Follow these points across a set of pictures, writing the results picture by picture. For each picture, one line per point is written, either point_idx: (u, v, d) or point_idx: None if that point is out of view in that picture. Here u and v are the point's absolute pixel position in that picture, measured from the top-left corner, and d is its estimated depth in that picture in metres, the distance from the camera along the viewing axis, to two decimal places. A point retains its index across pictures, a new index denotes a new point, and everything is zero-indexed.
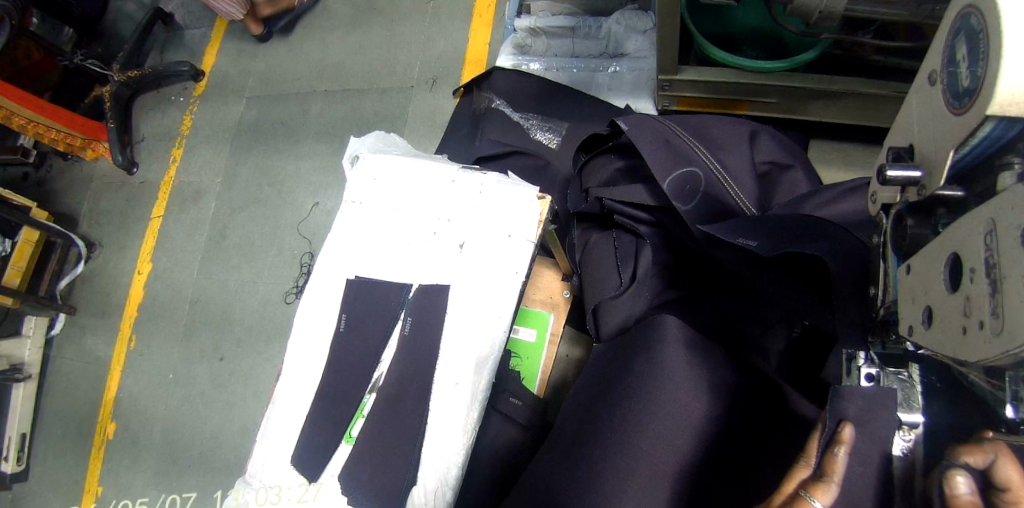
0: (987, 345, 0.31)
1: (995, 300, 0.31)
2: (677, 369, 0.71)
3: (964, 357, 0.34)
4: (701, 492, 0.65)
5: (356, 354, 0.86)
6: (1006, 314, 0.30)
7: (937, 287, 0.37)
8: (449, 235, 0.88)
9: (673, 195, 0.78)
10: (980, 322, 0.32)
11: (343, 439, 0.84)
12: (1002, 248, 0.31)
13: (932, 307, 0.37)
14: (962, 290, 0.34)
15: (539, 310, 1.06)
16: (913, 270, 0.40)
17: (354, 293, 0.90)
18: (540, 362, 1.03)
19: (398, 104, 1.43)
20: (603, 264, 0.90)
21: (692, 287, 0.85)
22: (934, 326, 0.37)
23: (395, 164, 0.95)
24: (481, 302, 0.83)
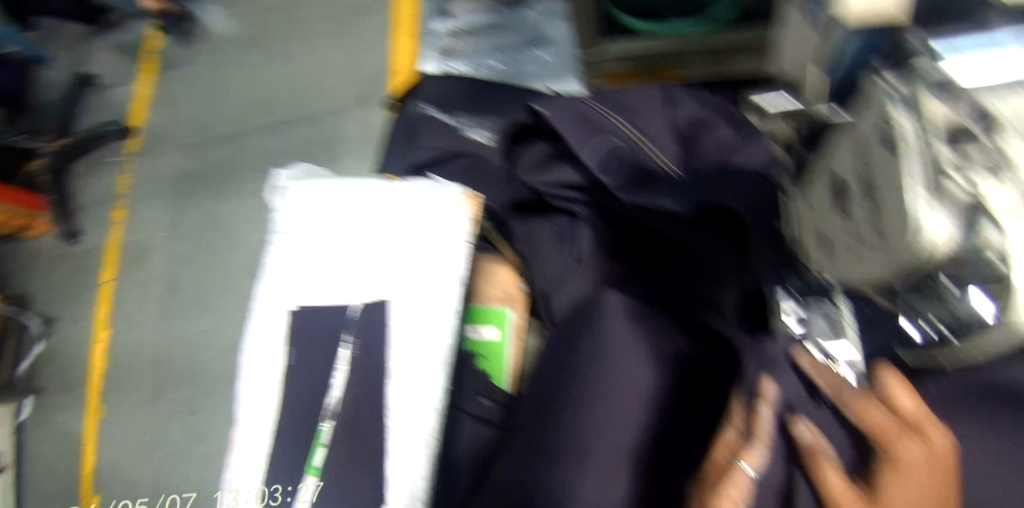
0: (872, 262, 0.45)
1: (869, 214, 0.45)
2: (620, 346, 0.72)
3: (870, 269, 0.44)
4: (658, 464, 0.66)
5: (309, 384, 0.83)
6: (886, 228, 0.42)
7: (835, 220, 0.52)
8: (381, 249, 0.85)
9: (597, 168, 0.77)
10: (874, 235, 0.44)
11: (306, 471, 0.81)
12: (880, 177, 0.43)
13: (823, 231, 0.55)
14: (857, 207, 0.47)
15: (496, 307, 0.89)
16: (814, 206, 0.58)
17: (297, 324, 0.86)
18: (507, 361, 0.89)
19: (331, 125, 1.41)
20: (541, 248, 0.86)
21: (638, 261, 0.80)
22: (839, 232, 0.52)
23: (321, 187, 0.91)
24: (425, 312, 0.81)
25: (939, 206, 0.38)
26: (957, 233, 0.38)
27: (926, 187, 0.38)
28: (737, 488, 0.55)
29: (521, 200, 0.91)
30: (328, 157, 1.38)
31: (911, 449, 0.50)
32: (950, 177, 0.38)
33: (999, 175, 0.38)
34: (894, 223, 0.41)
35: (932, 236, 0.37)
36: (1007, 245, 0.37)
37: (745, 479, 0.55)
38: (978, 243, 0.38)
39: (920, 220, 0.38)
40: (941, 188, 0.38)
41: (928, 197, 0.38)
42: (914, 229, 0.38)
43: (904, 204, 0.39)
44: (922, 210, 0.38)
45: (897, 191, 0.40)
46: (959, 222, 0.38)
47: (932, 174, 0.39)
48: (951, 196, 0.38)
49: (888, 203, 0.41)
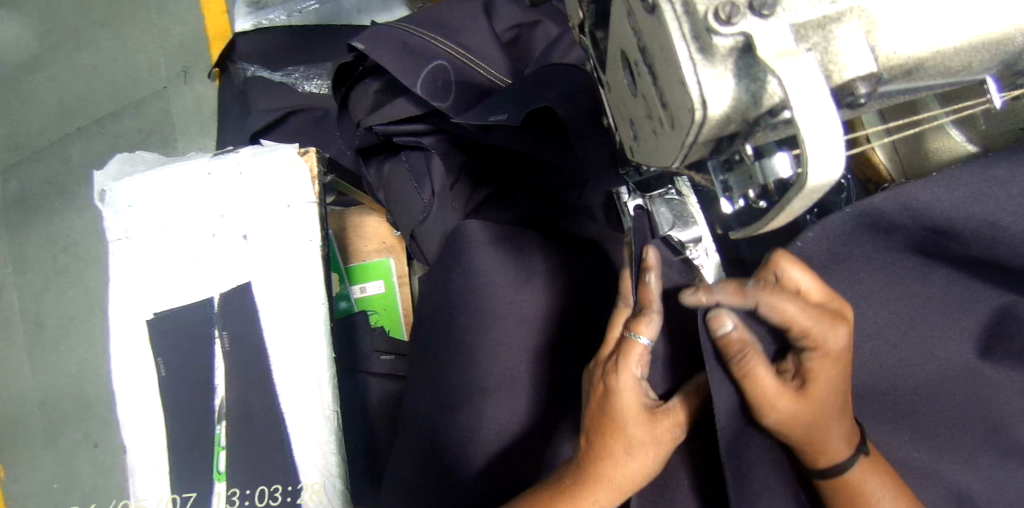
0: (671, 137, 0.34)
1: (657, 90, 0.34)
2: (494, 273, 0.74)
3: (664, 155, 0.37)
4: (547, 373, 0.71)
5: (191, 387, 0.78)
6: (668, 102, 0.33)
7: (632, 103, 0.39)
8: (228, 231, 0.79)
9: (430, 96, 0.76)
10: (660, 117, 0.35)
11: (214, 479, 0.77)
12: (643, 31, 0.34)
13: (633, 120, 0.40)
14: (642, 88, 0.36)
15: (378, 259, 1.08)
16: (613, 88, 0.42)
17: (160, 332, 0.79)
18: (398, 307, 1.05)
19: (159, 109, 1.35)
20: (401, 192, 0.88)
21: (501, 180, 0.85)
22: (639, 134, 0.40)
23: (146, 181, 0.81)
24: (293, 284, 0.77)
25: (718, 53, 0.31)
26: (740, 89, 0.31)
27: (685, 36, 0.31)
28: (635, 361, 0.54)
29: (365, 144, 0.88)
30: (166, 144, 1.34)
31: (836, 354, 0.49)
32: (710, 26, 0.30)
33: (769, 12, 0.31)
34: (671, 94, 0.32)
35: (699, 106, 0.30)
36: (814, 107, 0.28)
37: (641, 351, 0.54)
38: (765, 102, 0.32)
39: (692, 84, 0.30)
40: (705, 49, 0.31)
41: (699, 55, 0.31)
42: (691, 100, 0.30)
43: (672, 64, 0.31)
44: (699, 73, 0.30)
45: (662, 51, 0.32)
46: (734, 71, 0.31)
47: (694, 25, 0.31)
48: (721, 45, 0.31)
49: (672, 63, 0.31)
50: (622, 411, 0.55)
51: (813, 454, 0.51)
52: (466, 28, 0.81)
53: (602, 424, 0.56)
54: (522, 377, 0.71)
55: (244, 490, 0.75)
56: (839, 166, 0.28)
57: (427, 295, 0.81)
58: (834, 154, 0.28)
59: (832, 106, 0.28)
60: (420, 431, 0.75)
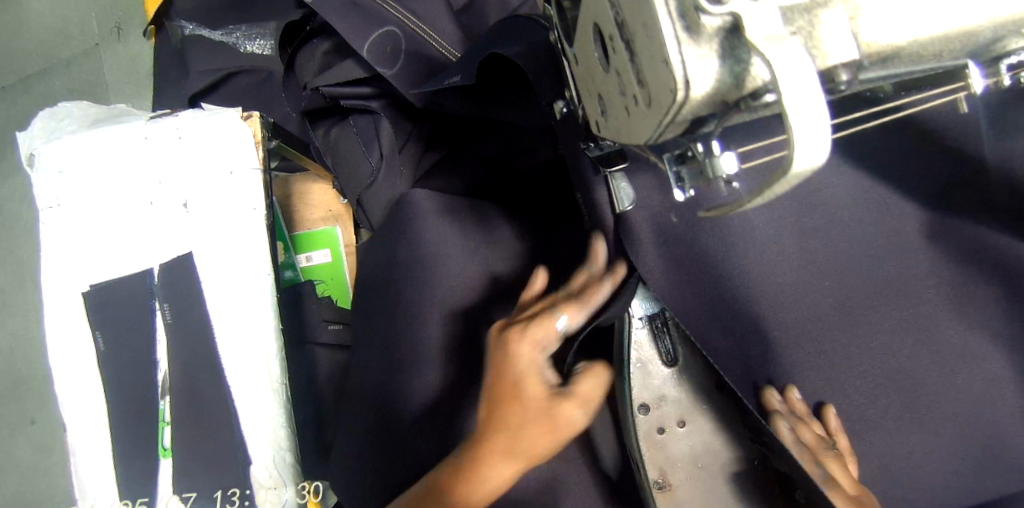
0: (646, 122, 0.29)
1: (636, 68, 0.28)
2: (439, 241, 0.73)
3: (634, 137, 0.31)
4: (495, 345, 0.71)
5: (129, 360, 0.76)
6: (647, 81, 0.27)
7: (600, 78, 0.33)
8: (167, 199, 0.76)
9: (375, 61, 0.75)
10: (634, 99, 0.29)
11: (159, 455, 0.76)
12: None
13: (602, 94, 0.34)
14: (613, 64, 0.30)
15: (322, 228, 1.06)
16: (578, 58, 0.36)
17: (98, 304, 0.76)
18: (344, 277, 1.04)
19: (91, 68, 1.26)
20: (348, 152, 0.87)
21: (450, 146, 0.85)
22: (607, 113, 0.34)
23: (77, 144, 0.77)
24: (240, 256, 0.75)
25: (705, 32, 0.25)
26: (723, 71, 0.26)
27: (671, 12, 0.25)
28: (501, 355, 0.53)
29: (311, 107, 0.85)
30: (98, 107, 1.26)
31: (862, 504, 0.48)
32: (699, 3, 0.25)
33: None
34: (651, 74, 0.26)
35: (682, 88, 0.25)
36: (810, 87, 0.23)
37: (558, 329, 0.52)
38: (747, 85, 0.27)
39: (675, 65, 0.25)
40: (694, 27, 0.25)
41: (684, 33, 0.25)
42: (674, 80, 0.25)
43: (654, 41, 0.25)
44: (684, 54, 0.25)
45: (643, 26, 0.26)
46: (720, 53, 0.26)
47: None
48: (708, 25, 0.25)
49: (653, 38, 0.25)
50: (507, 366, 0.53)
51: None
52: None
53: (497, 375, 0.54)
54: (470, 350, 0.71)
55: (245, 490, 0.75)
56: (824, 154, 0.23)
57: (372, 263, 0.80)
58: (818, 140, 0.23)
59: (819, 93, 0.23)
60: (365, 401, 0.74)
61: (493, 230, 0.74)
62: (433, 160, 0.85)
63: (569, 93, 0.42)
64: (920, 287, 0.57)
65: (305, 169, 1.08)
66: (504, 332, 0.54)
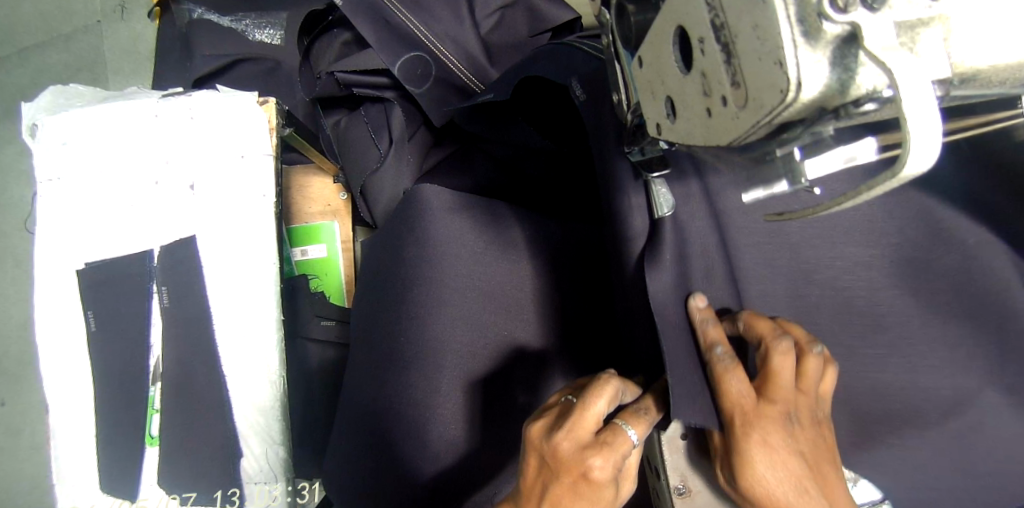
0: (734, 123, 0.30)
1: (731, 69, 0.29)
2: (449, 239, 0.71)
3: (713, 138, 0.32)
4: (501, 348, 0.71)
5: (121, 343, 0.74)
6: (745, 81, 0.28)
7: (674, 80, 0.34)
8: (173, 179, 0.74)
9: (406, 80, 0.81)
10: (721, 99, 0.30)
11: (146, 443, 0.74)
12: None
13: (674, 96, 0.35)
14: (697, 66, 0.31)
15: (320, 221, 1.04)
16: (645, 61, 0.38)
17: (93, 282, 0.74)
18: (339, 271, 1.02)
19: (90, 45, 1.24)
20: (356, 142, 0.88)
21: (460, 144, 0.87)
22: (677, 115, 0.35)
23: (85, 118, 0.75)
24: (245, 243, 0.74)
25: (823, 39, 0.26)
26: (833, 77, 0.26)
27: (790, 17, 0.26)
28: (586, 493, 0.49)
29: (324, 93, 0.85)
30: (93, 85, 1.23)
31: (781, 401, 0.49)
32: (822, 9, 0.26)
33: (879, 6, 0.27)
34: (752, 74, 0.27)
35: (793, 89, 0.26)
36: (917, 97, 0.25)
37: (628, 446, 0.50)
38: (852, 92, 0.27)
39: (790, 65, 0.26)
40: (812, 32, 0.26)
41: (802, 38, 0.26)
42: (785, 81, 0.26)
43: (767, 42, 0.26)
44: (799, 57, 0.26)
45: (754, 27, 0.27)
46: (831, 60, 0.26)
47: (801, 5, 0.26)
48: (829, 33, 0.26)
49: (767, 40, 0.26)
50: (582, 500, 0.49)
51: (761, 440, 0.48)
52: (446, 18, 0.83)
53: (559, 496, 0.49)
54: (474, 352, 0.70)
55: (245, 491, 0.73)
56: (932, 158, 0.25)
57: (375, 257, 0.79)
58: (930, 144, 0.25)
59: (934, 106, 0.25)
60: (362, 398, 0.73)
61: (508, 233, 0.73)
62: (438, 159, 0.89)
63: (620, 97, 0.46)
64: (902, 313, 0.61)
65: (305, 161, 1.06)
66: (588, 474, 0.48)
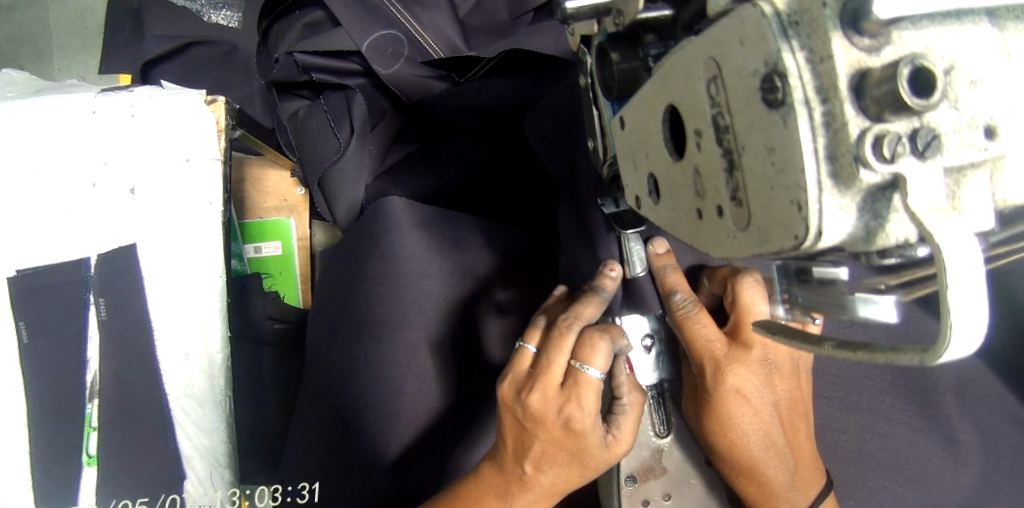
0: (729, 238, 0.27)
1: (731, 182, 0.26)
2: (413, 254, 0.67)
3: (702, 240, 0.30)
4: (459, 385, 0.64)
5: (51, 355, 0.68)
6: (749, 204, 0.25)
7: (659, 160, 0.32)
8: (113, 182, 0.68)
9: (371, 58, 0.70)
10: (717, 207, 0.27)
11: (84, 463, 0.69)
12: (730, 98, 0.25)
13: (659, 178, 0.32)
14: (689, 158, 0.29)
15: (276, 217, 0.96)
16: (630, 127, 0.35)
17: (22, 291, 0.68)
18: (296, 272, 0.96)
19: (36, 14, 1.14)
20: (316, 134, 0.78)
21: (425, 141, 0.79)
22: (660, 198, 0.33)
23: (16, 110, 0.68)
24: (190, 254, 0.68)
25: (856, 187, 0.21)
26: (858, 225, 0.22)
27: (819, 153, 0.21)
28: (573, 442, 0.43)
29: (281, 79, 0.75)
30: (38, 58, 1.14)
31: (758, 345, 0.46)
32: (862, 153, 0.21)
33: (931, 154, 0.21)
34: (758, 198, 0.24)
35: (811, 239, 0.22)
36: (969, 268, 0.20)
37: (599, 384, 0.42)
38: (877, 242, 0.23)
39: (812, 212, 0.22)
40: (843, 176, 0.21)
41: (829, 180, 0.21)
42: (802, 230, 0.22)
43: (782, 176, 0.22)
44: (822, 202, 0.21)
45: (767, 149, 0.23)
46: (859, 207, 0.22)
47: (832, 142, 0.21)
48: (866, 182, 0.21)
49: (786, 172, 0.22)
50: (566, 449, 0.44)
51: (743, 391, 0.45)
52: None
53: (545, 450, 0.44)
54: (433, 383, 0.64)
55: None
56: (974, 343, 0.21)
57: (335, 275, 0.73)
58: (973, 327, 0.20)
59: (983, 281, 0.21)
60: (308, 411, 0.69)
61: (474, 253, 0.69)
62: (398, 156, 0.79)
63: (596, 145, 0.44)
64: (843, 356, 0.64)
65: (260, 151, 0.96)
66: (574, 423, 0.42)
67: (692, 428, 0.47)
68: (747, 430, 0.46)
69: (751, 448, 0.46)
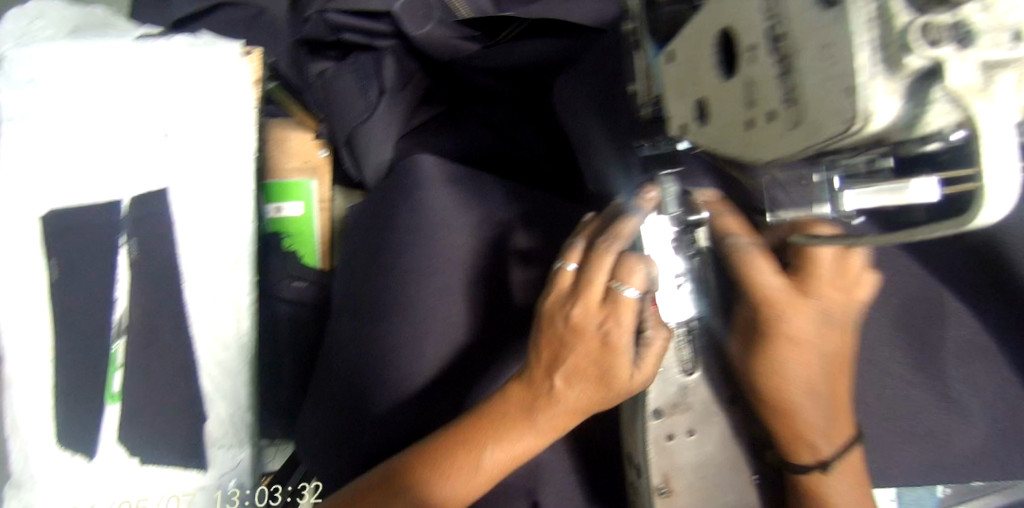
0: (780, 140, 0.30)
1: (783, 85, 0.28)
2: (441, 206, 0.69)
3: (752, 151, 0.32)
4: (483, 329, 0.66)
5: (83, 294, 0.70)
6: (803, 100, 0.27)
7: (709, 81, 0.35)
8: (147, 126, 0.69)
9: (403, 16, 0.71)
10: (769, 113, 0.30)
11: (106, 400, 0.70)
12: (788, 9, 0.27)
13: (709, 101, 0.35)
14: (742, 73, 0.31)
15: (298, 179, 0.93)
16: (677, 58, 0.37)
17: (57, 230, 0.70)
18: (314, 232, 0.92)
19: None
20: (344, 89, 0.77)
21: (450, 104, 0.82)
22: (707, 120, 0.35)
23: (52, 52, 0.70)
24: (219, 200, 0.69)
25: (903, 72, 0.24)
26: (903, 111, 0.25)
27: (871, 44, 0.24)
28: (605, 358, 0.46)
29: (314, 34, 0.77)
30: None
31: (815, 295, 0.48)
32: (910, 41, 0.23)
33: (967, 45, 0.23)
34: (811, 94, 0.27)
35: (861, 120, 0.25)
36: (1000, 145, 0.24)
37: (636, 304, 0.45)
38: (918, 129, 0.26)
39: (866, 94, 0.24)
40: (895, 64, 0.24)
41: (880, 67, 0.24)
42: (852, 113, 0.25)
43: (837, 66, 0.25)
44: (876, 86, 0.24)
45: (822, 46, 0.26)
46: (906, 95, 0.25)
47: (884, 33, 0.24)
48: (911, 66, 0.23)
49: (842, 63, 0.25)
50: (600, 364, 0.46)
51: (784, 339, 0.48)
52: None
53: (578, 364, 0.47)
54: (457, 325, 0.66)
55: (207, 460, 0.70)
56: (1007, 207, 0.25)
57: (361, 232, 0.75)
58: (1006, 196, 0.24)
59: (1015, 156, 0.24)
60: (332, 355, 0.70)
61: (501, 206, 0.70)
62: (425, 117, 0.82)
63: (636, 88, 0.45)
64: None
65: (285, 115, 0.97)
66: (609, 337, 0.45)
67: (733, 367, 0.51)
68: (785, 371, 0.49)
69: (785, 389, 0.49)
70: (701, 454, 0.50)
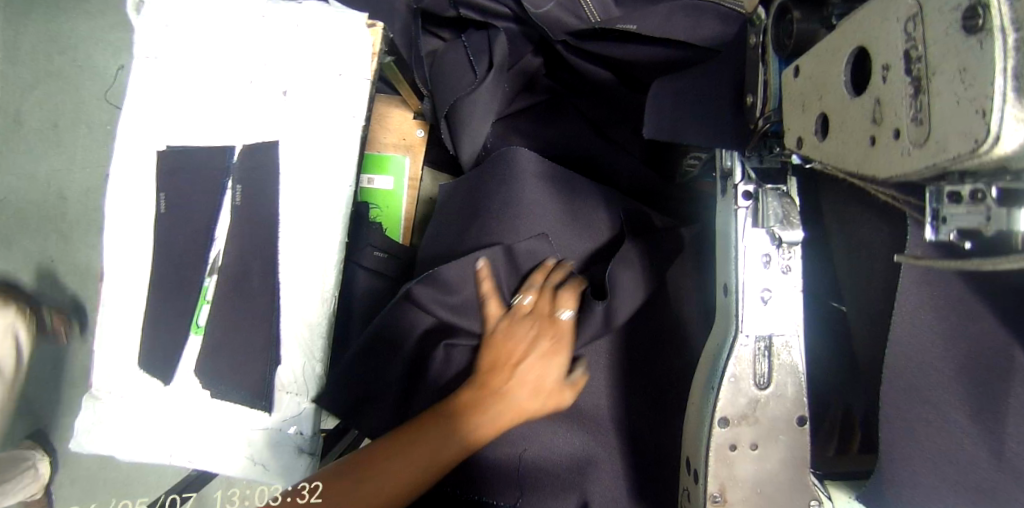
0: (901, 158, 0.30)
1: (914, 104, 0.29)
2: (532, 195, 0.72)
3: (868, 168, 0.33)
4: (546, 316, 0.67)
5: (185, 230, 0.75)
6: (931, 120, 0.28)
7: (834, 97, 0.35)
8: (267, 82, 0.74)
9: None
10: (894, 130, 0.30)
11: (191, 330, 0.75)
12: (928, 32, 0.28)
13: (831, 116, 0.35)
14: (872, 91, 0.32)
15: (390, 154, 1.02)
16: (805, 73, 0.38)
17: (169, 166, 0.75)
18: (401, 207, 1.01)
19: None
20: (454, 66, 0.83)
21: (553, 94, 0.87)
22: (828, 136, 0.36)
23: (192, 4, 0.76)
24: (325, 160, 0.74)
25: None
26: None
27: (1005, 70, 0.24)
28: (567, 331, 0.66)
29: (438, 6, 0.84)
30: None
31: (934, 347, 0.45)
32: None
33: None
34: (942, 114, 0.27)
35: (989, 141, 0.25)
36: None
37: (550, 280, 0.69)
38: None
39: (995, 116, 0.24)
40: None
41: (1014, 92, 0.24)
42: (981, 131, 0.25)
43: (972, 89, 0.25)
44: (1004, 110, 0.24)
45: (960, 68, 0.26)
46: None
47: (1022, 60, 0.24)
48: None
49: (976, 85, 0.25)
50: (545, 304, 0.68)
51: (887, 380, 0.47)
52: None
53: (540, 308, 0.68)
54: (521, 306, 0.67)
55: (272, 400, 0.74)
56: None
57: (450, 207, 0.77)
58: None
59: None
60: None
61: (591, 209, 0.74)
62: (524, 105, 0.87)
63: (755, 99, 0.47)
64: None
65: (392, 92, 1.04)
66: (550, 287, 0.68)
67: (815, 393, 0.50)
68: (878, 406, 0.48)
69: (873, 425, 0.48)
70: (766, 471, 0.49)
